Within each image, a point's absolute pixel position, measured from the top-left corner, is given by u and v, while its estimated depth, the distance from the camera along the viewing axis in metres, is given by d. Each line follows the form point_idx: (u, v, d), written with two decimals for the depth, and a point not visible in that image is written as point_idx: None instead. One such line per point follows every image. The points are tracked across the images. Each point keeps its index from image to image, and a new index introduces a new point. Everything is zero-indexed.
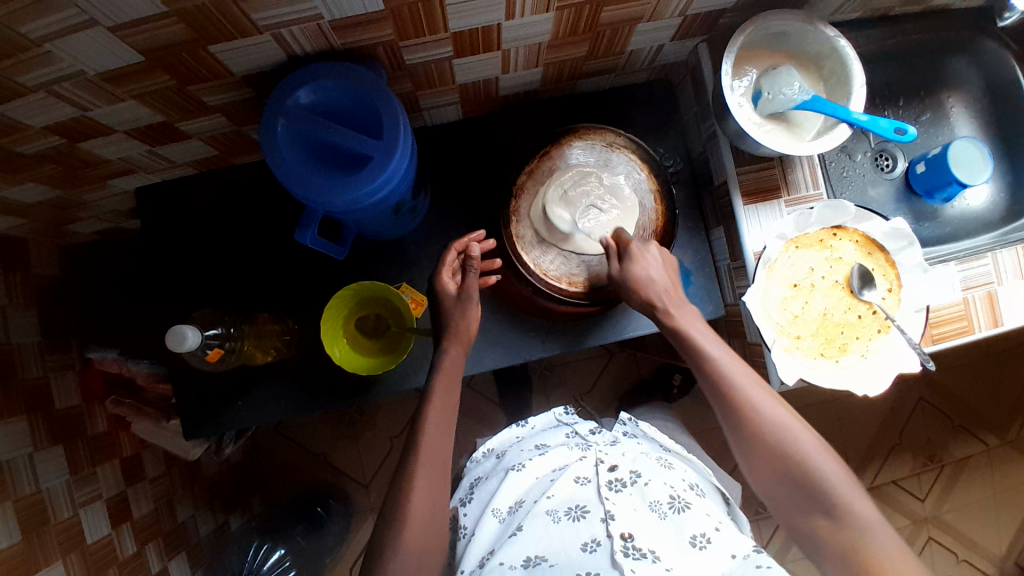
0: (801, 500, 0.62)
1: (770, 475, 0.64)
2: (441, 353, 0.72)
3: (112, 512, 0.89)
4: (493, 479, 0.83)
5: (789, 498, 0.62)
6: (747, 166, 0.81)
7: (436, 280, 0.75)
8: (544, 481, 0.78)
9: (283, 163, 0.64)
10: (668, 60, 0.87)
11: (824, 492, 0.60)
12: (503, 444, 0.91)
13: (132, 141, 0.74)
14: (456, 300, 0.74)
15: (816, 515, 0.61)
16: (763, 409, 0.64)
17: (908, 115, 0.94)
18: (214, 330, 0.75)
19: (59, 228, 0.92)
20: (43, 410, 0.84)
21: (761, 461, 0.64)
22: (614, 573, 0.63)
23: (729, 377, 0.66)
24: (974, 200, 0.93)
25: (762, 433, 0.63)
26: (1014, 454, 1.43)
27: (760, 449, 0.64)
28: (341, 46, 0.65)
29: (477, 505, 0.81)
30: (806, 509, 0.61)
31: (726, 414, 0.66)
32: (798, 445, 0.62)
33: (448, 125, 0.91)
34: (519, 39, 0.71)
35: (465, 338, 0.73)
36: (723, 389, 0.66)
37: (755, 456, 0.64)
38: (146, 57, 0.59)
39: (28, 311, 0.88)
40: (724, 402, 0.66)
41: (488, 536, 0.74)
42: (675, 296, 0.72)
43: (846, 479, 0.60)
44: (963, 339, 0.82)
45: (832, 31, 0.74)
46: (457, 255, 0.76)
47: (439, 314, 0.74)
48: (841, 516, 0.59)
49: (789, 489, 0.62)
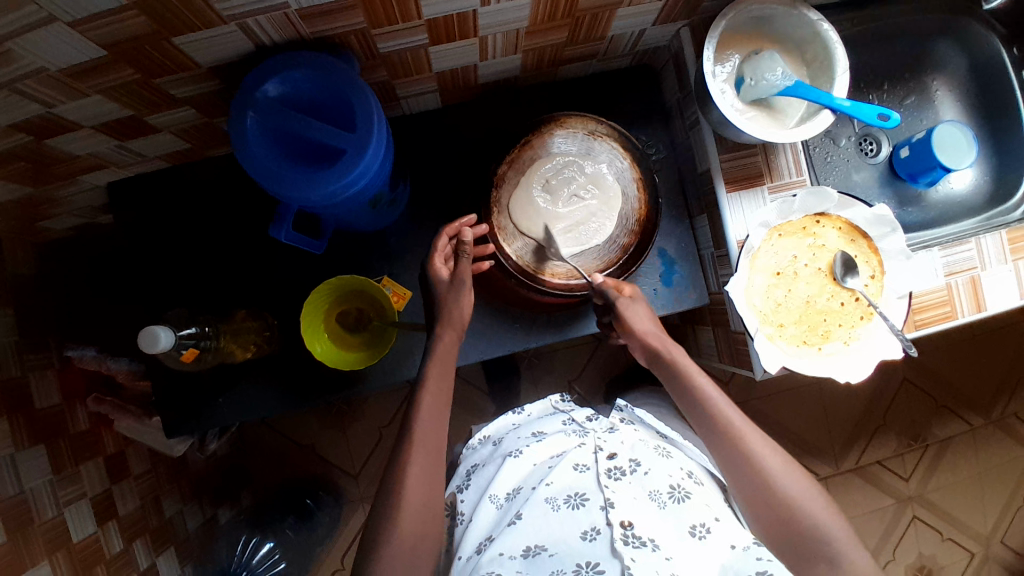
0: (801, 549, 0.63)
1: (769, 528, 0.65)
2: (435, 340, 0.72)
3: (98, 510, 0.88)
4: (490, 466, 0.82)
5: (787, 548, 0.64)
6: (730, 153, 0.80)
7: (429, 265, 0.75)
8: (542, 468, 0.77)
9: (255, 159, 0.62)
10: (649, 45, 0.86)
11: (828, 542, 0.62)
12: (499, 431, 0.90)
13: (100, 135, 0.72)
14: (449, 285, 0.73)
15: (818, 564, 0.62)
16: (768, 458, 0.66)
17: (893, 98, 0.93)
18: (189, 329, 0.74)
19: (33, 224, 0.90)
20: (24, 410, 0.83)
21: (764, 511, 0.65)
22: (615, 561, 0.63)
23: (733, 424, 0.68)
24: (957, 182, 0.93)
25: (768, 480, 0.65)
26: (997, 433, 1.45)
27: (764, 497, 0.65)
28: (312, 35, 0.63)
29: (474, 492, 0.80)
30: (805, 554, 0.63)
31: (728, 462, 0.67)
32: (801, 495, 0.64)
33: (427, 114, 0.90)
34: (496, 25, 0.69)
35: (458, 324, 0.72)
36: (728, 436, 0.67)
37: (756, 506, 0.66)
38: (109, 51, 0.57)
39: (4, 310, 0.86)
40: (728, 449, 0.67)
41: (486, 521, 0.73)
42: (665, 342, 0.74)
43: (846, 532, 0.63)
44: (945, 325, 0.83)
45: (816, 15, 0.73)
46: (450, 240, 0.76)
47: (434, 301, 0.74)
48: (844, 565, 0.61)
49: (790, 540, 0.64)
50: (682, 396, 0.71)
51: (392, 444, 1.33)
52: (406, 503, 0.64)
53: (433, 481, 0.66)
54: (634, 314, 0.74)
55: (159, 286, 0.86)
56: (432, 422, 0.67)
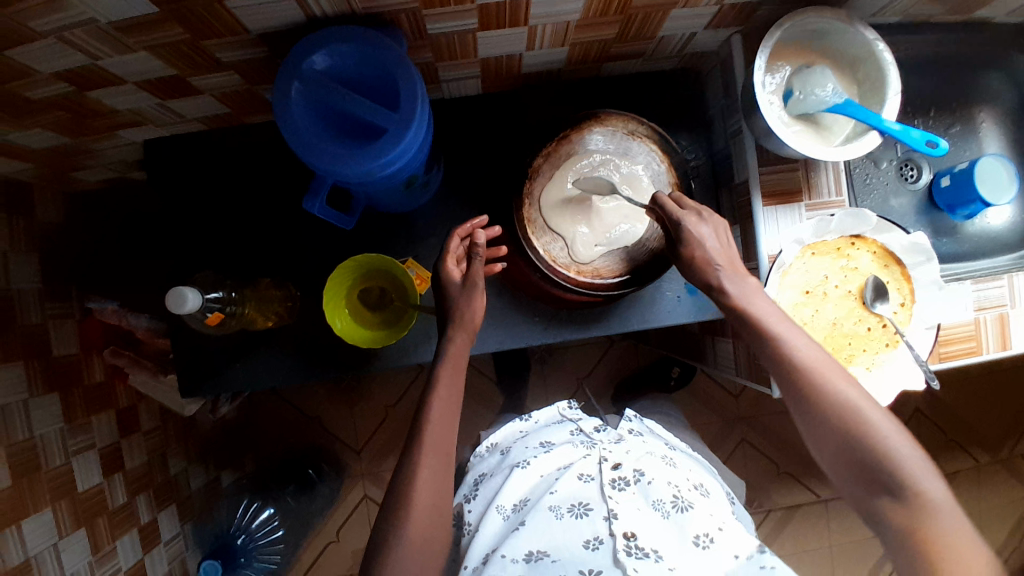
0: (865, 480, 0.58)
1: (834, 458, 0.60)
2: (446, 342, 0.70)
3: (105, 463, 0.89)
4: (497, 476, 0.82)
5: (852, 478, 0.59)
6: (769, 166, 0.78)
7: (441, 268, 0.74)
8: (549, 480, 0.76)
9: (296, 130, 0.62)
10: (698, 49, 0.84)
11: (893, 474, 0.57)
12: (507, 439, 0.90)
13: (141, 92, 0.72)
14: (461, 289, 0.72)
15: (884, 496, 0.57)
16: (833, 386, 0.61)
17: (939, 126, 0.91)
18: (216, 293, 0.74)
19: (65, 175, 0.91)
20: (41, 357, 0.84)
21: (827, 441, 0.60)
22: (617, 571, 0.63)
23: (796, 354, 0.62)
24: (995, 218, 0.91)
25: (828, 412, 0.60)
26: (1004, 473, 1.43)
27: (825, 428, 0.60)
28: (363, 10, 0.63)
29: (481, 502, 0.79)
30: (870, 489, 0.58)
31: (789, 393, 0.63)
32: (869, 422, 0.58)
33: (466, 99, 0.89)
34: (547, 16, 0.68)
35: (471, 327, 0.71)
36: (787, 368, 0.62)
37: (822, 440, 0.61)
38: (161, 9, 0.57)
39: (31, 257, 0.87)
40: (789, 382, 0.63)
41: (492, 532, 0.72)
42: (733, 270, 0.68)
43: (920, 459, 0.57)
44: (969, 360, 0.81)
45: (872, 34, 0.71)
46: (461, 242, 0.75)
47: (443, 303, 0.73)
48: (911, 498, 0.56)
49: (853, 470, 0.59)
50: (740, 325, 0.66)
51: (397, 424, 1.33)
52: (413, 488, 0.64)
53: (441, 467, 0.66)
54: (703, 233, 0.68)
55: (184, 248, 0.87)
56: (443, 411, 0.67)
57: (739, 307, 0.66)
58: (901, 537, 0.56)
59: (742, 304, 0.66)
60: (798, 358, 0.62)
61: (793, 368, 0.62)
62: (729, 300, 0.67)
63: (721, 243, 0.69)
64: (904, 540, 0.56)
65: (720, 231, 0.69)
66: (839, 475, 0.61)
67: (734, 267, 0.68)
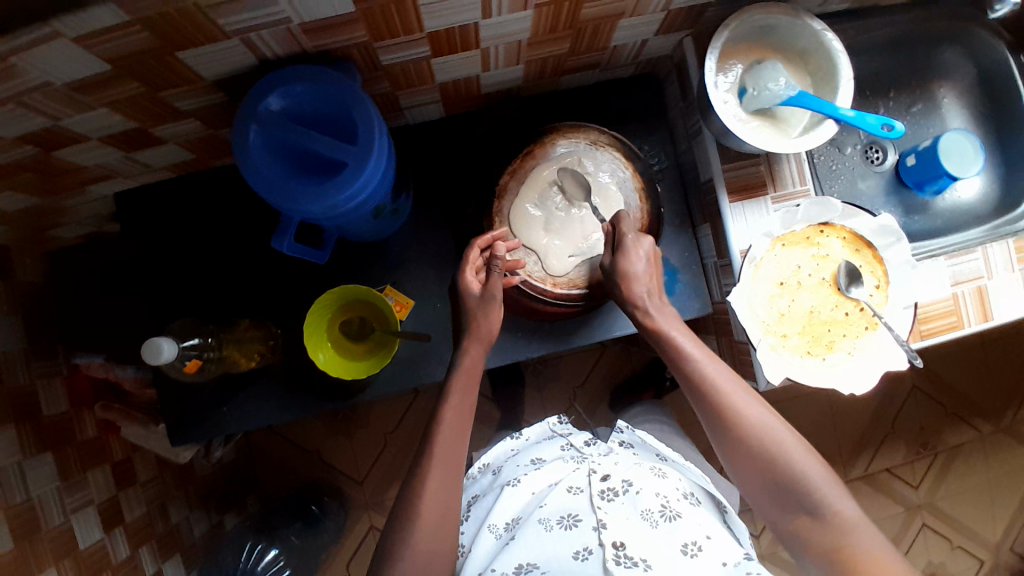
0: (786, 501, 0.62)
1: (760, 483, 0.64)
2: (463, 354, 0.73)
3: (105, 517, 0.89)
4: (489, 495, 0.81)
5: (776, 503, 0.63)
6: (732, 163, 0.79)
7: (460, 277, 0.76)
8: (539, 496, 0.76)
9: (258, 170, 0.62)
10: (652, 54, 0.85)
11: (812, 495, 0.61)
12: (498, 459, 0.90)
13: (106, 147, 0.73)
14: (480, 299, 0.74)
15: (802, 516, 0.62)
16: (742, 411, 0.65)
17: (899, 106, 0.94)
18: (192, 340, 0.75)
19: (42, 233, 0.91)
20: (32, 418, 0.84)
21: (749, 467, 0.65)
22: None
23: (709, 378, 0.67)
24: (965, 191, 0.93)
25: (748, 436, 0.64)
26: (1009, 440, 1.44)
27: (755, 450, 0.64)
28: (314, 49, 0.64)
29: (474, 523, 0.79)
30: (790, 509, 0.62)
31: (712, 422, 0.67)
32: (786, 447, 0.63)
33: (431, 123, 0.90)
34: (498, 37, 0.70)
35: (486, 337, 0.73)
36: (704, 392, 0.67)
37: (745, 464, 0.65)
38: (113, 66, 0.57)
39: (13, 319, 0.88)
40: (707, 406, 0.67)
41: (485, 551, 0.72)
42: (657, 298, 0.74)
43: (832, 483, 0.61)
44: (951, 334, 0.82)
45: (819, 24, 0.73)
46: (481, 253, 0.77)
47: (463, 312, 0.75)
48: (829, 517, 0.60)
49: (776, 492, 0.63)
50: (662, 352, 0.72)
51: (397, 450, 1.33)
52: (411, 516, 0.63)
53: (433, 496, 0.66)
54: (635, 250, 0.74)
55: (164, 296, 0.87)
56: (448, 430, 0.67)
57: (657, 331, 0.72)
58: (824, 555, 0.60)
59: (659, 329, 0.72)
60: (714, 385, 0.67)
61: (709, 397, 0.67)
62: (651, 328, 0.73)
63: (651, 267, 0.75)
64: (823, 556, 0.60)
65: (652, 256, 0.75)
66: (761, 500, 0.65)
67: (658, 292, 0.75)
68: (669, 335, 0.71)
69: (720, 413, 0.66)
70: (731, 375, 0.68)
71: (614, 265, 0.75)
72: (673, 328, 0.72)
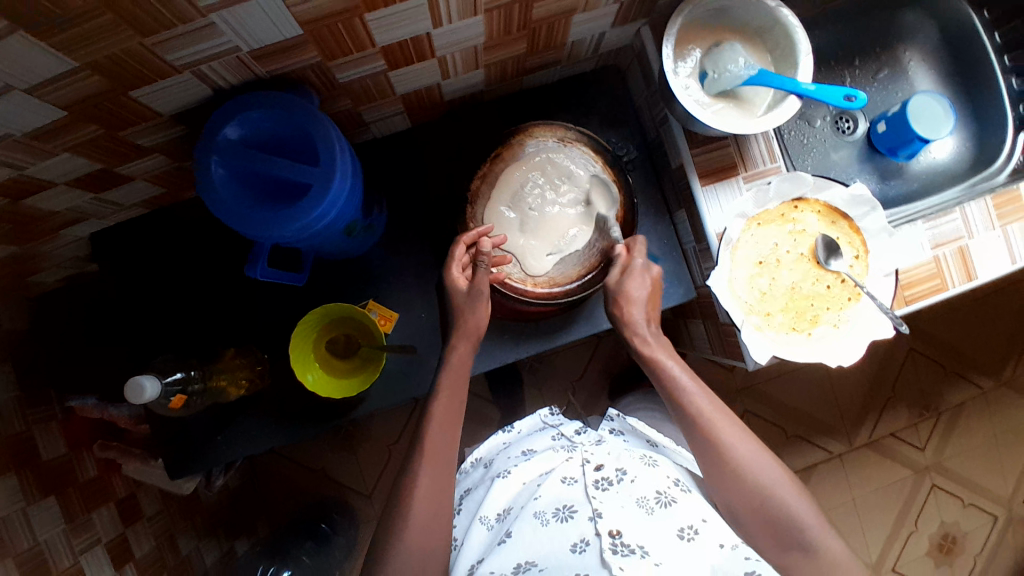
0: (779, 537, 0.64)
1: (749, 515, 0.66)
2: (450, 351, 0.74)
3: (114, 555, 0.89)
4: (480, 488, 0.82)
5: (768, 535, 0.65)
6: (700, 148, 0.79)
7: (446, 275, 0.76)
8: (531, 487, 0.76)
9: (221, 203, 0.62)
10: (612, 46, 0.85)
11: (804, 531, 0.63)
12: (491, 452, 0.90)
13: (75, 191, 0.73)
14: (467, 295, 0.75)
15: (794, 552, 0.64)
16: (731, 443, 0.67)
17: (865, 74, 0.93)
18: (176, 374, 0.76)
19: (23, 280, 0.92)
20: (32, 463, 0.84)
21: (741, 499, 0.66)
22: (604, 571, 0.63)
23: (701, 410, 0.69)
24: (939, 152, 0.92)
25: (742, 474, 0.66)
26: (1011, 394, 1.44)
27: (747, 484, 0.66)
28: (268, 74, 0.64)
29: (466, 516, 0.79)
30: (783, 546, 0.64)
31: (704, 454, 0.68)
32: (775, 487, 0.65)
33: (398, 135, 0.90)
34: (452, 44, 0.70)
35: (474, 334, 0.74)
36: (698, 425, 0.69)
37: (738, 501, 0.66)
38: (69, 111, 0.57)
39: (3, 367, 0.88)
40: (699, 436, 0.69)
41: (478, 545, 0.72)
42: (654, 328, 0.76)
43: (818, 518, 0.64)
44: (936, 297, 0.81)
45: (774, 1, 0.72)
46: (468, 249, 0.76)
47: (451, 311, 0.76)
48: (819, 553, 0.63)
49: (765, 525, 0.65)
50: (657, 381, 0.74)
51: (402, 460, 1.33)
52: (411, 529, 0.64)
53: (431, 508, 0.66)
54: (637, 281, 0.76)
55: (149, 331, 0.87)
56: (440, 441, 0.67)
57: (653, 362, 0.74)
58: None
59: (657, 360, 0.74)
60: (705, 418, 0.69)
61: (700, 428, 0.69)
62: (647, 358, 0.75)
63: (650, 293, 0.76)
64: None
65: (654, 281, 0.77)
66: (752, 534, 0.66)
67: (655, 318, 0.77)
68: (661, 362, 0.73)
69: (709, 439, 0.68)
70: (720, 406, 0.70)
71: (616, 283, 0.76)
72: (662, 355, 0.74)
